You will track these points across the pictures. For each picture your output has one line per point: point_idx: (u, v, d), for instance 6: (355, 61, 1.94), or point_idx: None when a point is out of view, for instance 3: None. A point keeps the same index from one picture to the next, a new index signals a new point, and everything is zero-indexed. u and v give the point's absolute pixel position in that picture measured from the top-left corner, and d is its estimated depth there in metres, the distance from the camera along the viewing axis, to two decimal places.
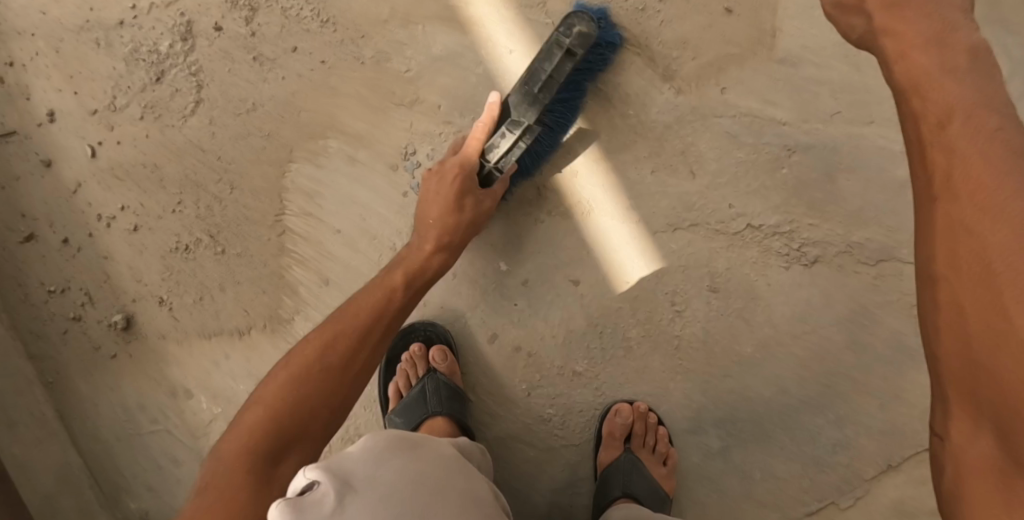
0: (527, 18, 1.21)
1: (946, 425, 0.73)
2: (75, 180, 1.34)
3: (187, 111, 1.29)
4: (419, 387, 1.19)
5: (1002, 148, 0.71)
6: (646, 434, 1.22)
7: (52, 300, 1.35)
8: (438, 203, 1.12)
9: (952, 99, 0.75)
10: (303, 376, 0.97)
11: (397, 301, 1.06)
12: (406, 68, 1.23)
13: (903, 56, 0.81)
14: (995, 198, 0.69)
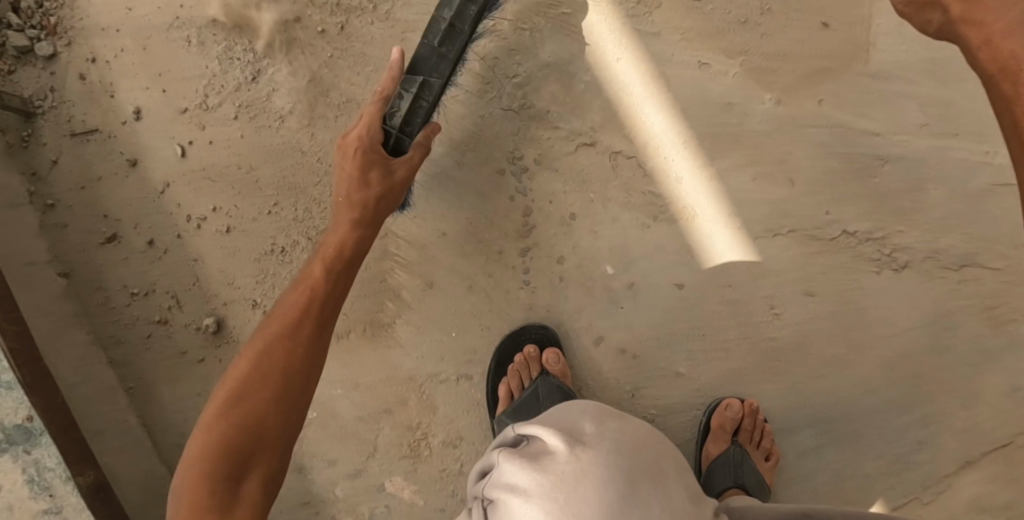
0: (634, 29, 1.24)
1: None
2: (163, 181, 1.31)
3: (285, 113, 1.29)
4: (533, 389, 1.22)
5: None
6: (754, 429, 1.25)
7: (135, 303, 1.31)
8: (359, 210, 1.04)
9: None
10: (247, 431, 0.91)
11: (307, 322, 0.98)
12: (514, 74, 1.24)
13: (988, 41, 0.82)
14: None
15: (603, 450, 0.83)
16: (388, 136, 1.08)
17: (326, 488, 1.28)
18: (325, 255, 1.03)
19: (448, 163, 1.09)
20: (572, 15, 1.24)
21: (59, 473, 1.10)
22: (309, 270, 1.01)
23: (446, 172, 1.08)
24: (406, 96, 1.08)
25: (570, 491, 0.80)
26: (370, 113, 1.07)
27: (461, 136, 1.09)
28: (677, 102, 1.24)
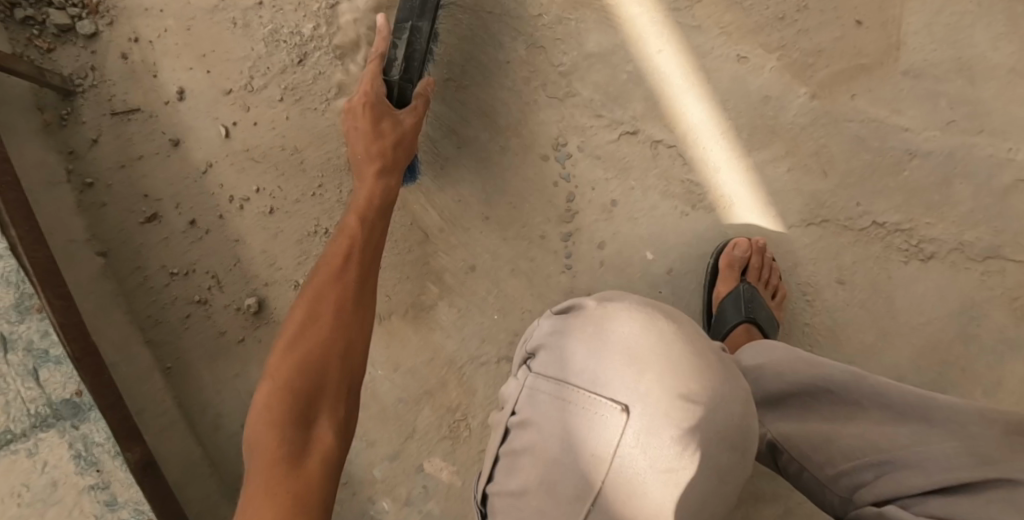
0: (677, 21, 1.27)
1: None
2: (206, 161, 1.32)
3: (330, 95, 1.30)
4: None
5: None
6: (761, 269, 1.26)
7: (174, 283, 1.32)
8: (362, 130, 1.10)
9: None
10: (292, 397, 0.86)
11: (353, 253, 1.01)
12: (559, 63, 1.26)
13: None
14: None
15: (627, 301, 0.92)
16: (392, 88, 1.14)
17: (366, 468, 1.29)
18: (357, 207, 1.06)
19: (399, 62, 1.14)
20: (617, 6, 1.26)
21: (108, 448, 1.10)
22: (344, 223, 1.05)
23: (398, 58, 1.13)
24: (405, 49, 1.14)
25: (600, 327, 0.88)
26: (373, 70, 1.13)
27: (415, 27, 1.13)
28: (717, 94, 1.28)
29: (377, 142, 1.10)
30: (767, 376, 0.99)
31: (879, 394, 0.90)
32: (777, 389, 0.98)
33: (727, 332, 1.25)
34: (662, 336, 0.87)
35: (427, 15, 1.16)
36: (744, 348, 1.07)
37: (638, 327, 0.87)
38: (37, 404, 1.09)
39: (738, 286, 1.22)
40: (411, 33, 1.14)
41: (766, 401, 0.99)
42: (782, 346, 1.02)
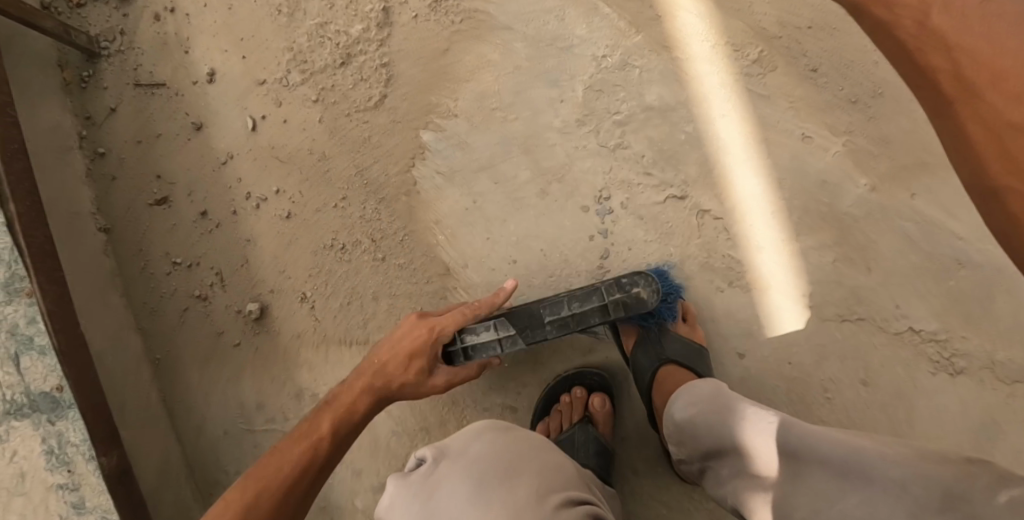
0: (745, 86, 1.20)
1: None
2: (226, 151, 1.25)
3: (371, 104, 1.21)
4: (569, 434, 1.16)
5: None
6: (658, 303, 1.18)
7: (176, 273, 1.26)
8: (400, 351, 1.00)
9: None
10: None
11: (359, 412, 0.98)
12: (616, 110, 1.19)
13: None
14: None
15: (470, 452, 0.87)
16: (453, 352, 1.04)
17: (348, 497, 1.23)
18: (367, 374, 1.00)
19: (480, 338, 1.04)
20: (687, 62, 1.19)
21: (82, 450, 1.04)
22: (350, 385, 1.00)
23: (485, 331, 1.04)
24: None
25: (425, 499, 0.83)
26: (456, 318, 1.00)
27: (511, 329, 1.05)
28: (775, 170, 1.20)
29: (395, 379, 0.99)
30: (702, 427, 0.96)
31: (810, 449, 0.83)
32: (717, 444, 0.94)
33: (649, 380, 1.14)
34: (485, 504, 0.80)
35: (537, 284, 1.07)
36: (672, 399, 1.04)
37: (469, 490, 0.82)
38: (14, 391, 1.04)
39: (643, 332, 1.16)
40: (528, 327, 1.06)
41: (713, 457, 0.96)
42: (707, 394, 0.99)
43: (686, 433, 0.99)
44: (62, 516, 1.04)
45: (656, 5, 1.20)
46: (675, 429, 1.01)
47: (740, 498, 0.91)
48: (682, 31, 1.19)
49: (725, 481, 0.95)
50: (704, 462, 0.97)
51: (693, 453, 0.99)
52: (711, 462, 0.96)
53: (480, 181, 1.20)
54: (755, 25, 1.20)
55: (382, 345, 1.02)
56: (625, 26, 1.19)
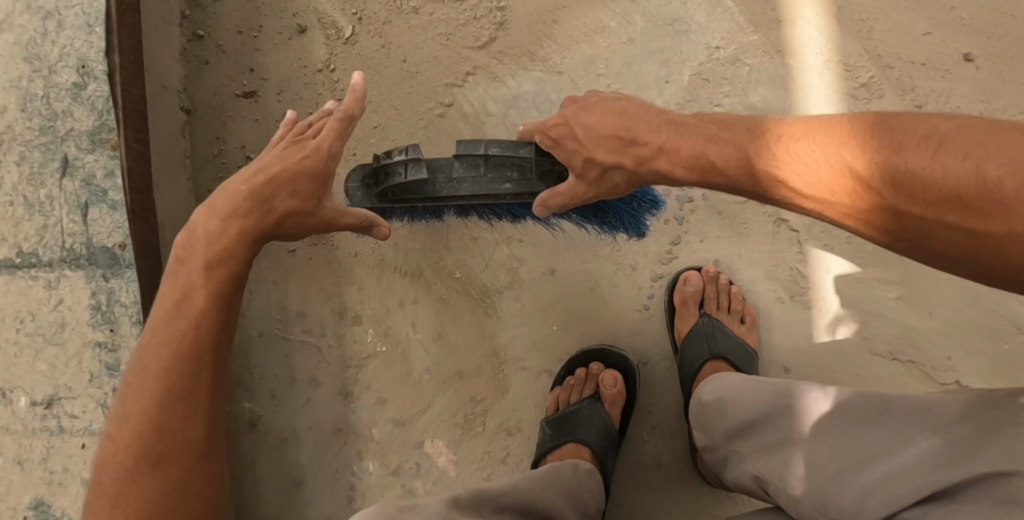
0: (848, 107, 1.19)
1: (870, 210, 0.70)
2: (325, 60, 1.23)
3: (478, 43, 1.20)
4: (576, 408, 1.14)
5: (806, 151, 0.75)
6: (719, 298, 1.18)
7: (247, 168, 1.25)
8: (233, 200, 0.95)
9: (786, 170, 0.77)
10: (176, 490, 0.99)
11: (204, 319, 0.96)
12: (719, 103, 1.19)
13: (784, 158, 0.77)
14: (809, 159, 0.75)
15: None
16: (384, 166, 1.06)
17: (366, 424, 1.24)
18: (177, 290, 0.96)
19: (396, 159, 1.03)
20: (798, 72, 1.19)
21: (129, 311, 1.07)
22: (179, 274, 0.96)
23: (402, 155, 1.02)
24: (404, 156, 1.03)
25: None
26: (336, 126, 0.99)
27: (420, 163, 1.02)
28: None
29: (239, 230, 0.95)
30: (731, 402, 0.93)
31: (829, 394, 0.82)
32: (745, 415, 0.91)
33: (694, 370, 1.14)
34: None
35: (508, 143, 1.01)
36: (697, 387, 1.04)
37: None
38: (76, 241, 1.06)
39: (701, 322, 1.15)
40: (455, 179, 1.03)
41: (738, 433, 0.91)
42: (736, 376, 0.98)
43: (712, 410, 0.96)
44: (95, 374, 1.08)
45: (780, 8, 1.19)
46: (697, 412, 1.00)
47: (764, 470, 0.86)
48: (799, 39, 1.19)
49: (748, 458, 0.89)
50: (724, 441, 0.94)
51: (717, 431, 0.95)
52: (734, 438, 0.92)
53: None
54: (871, 50, 1.19)
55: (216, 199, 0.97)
56: (745, 23, 1.19)
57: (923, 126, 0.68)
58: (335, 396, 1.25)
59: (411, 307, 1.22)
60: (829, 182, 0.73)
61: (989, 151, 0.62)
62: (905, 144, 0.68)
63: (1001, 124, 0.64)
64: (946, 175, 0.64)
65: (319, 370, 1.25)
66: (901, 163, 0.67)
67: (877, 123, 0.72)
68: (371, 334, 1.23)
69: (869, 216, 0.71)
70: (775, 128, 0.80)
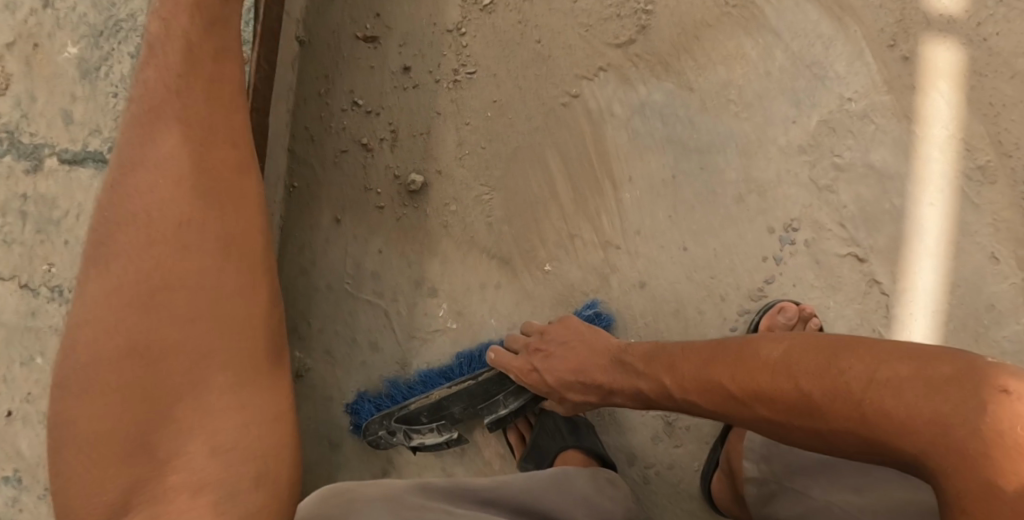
0: (962, 187, 1.18)
1: (792, 428, 0.77)
2: (458, 22, 1.18)
3: (617, 42, 1.18)
4: (539, 424, 1.16)
5: (723, 367, 0.83)
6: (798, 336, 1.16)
7: (351, 113, 1.19)
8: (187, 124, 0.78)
9: (696, 389, 0.87)
10: (142, 356, 0.74)
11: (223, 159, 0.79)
12: (841, 155, 1.19)
13: (686, 395, 0.88)
14: (725, 370, 0.83)
15: None
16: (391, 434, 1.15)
17: None
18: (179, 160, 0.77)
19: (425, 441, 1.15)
20: (921, 142, 1.18)
21: None
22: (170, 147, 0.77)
23: (432, 435, 1.14)
24: (434, 433, 1.14)
25: None
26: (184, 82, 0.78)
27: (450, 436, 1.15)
28: (954, 275, 1.18)
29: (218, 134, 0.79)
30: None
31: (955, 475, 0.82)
32: (820, 458, 0.95)
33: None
34: None
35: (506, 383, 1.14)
36: None
37: None
38: None
39: None
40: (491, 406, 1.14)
41: (810, 472, 0.95)
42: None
43: (775, 447, 1.00)
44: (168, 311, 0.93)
45: (917, 74, 1.18)
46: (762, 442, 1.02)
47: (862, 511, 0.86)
48: (927, 109, 1.18)
49: (819, 493, 0.92)
50: (789, 475, 0.97)
51: (779, 466, 0.99)
52: (801, 473, 0.96)
53: (686, 160, 1.19)
54: (993, 135, 1.18)
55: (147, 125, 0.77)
56: (880, 82, 1.18)
57: (761, 357, 0.80)
58: (392, 364, 1.20)
59: (492, 291, 1.19)
60: (739, 397, 0.81)
61: (846, 381, 0.71)
62: (778, 370, 0.77)
63: (891, 349, 0.71)
64: (844, 411, 0.71)
65: (380, 333, 1.20)
66: (794, 394, 0.75)
67: (724, 405, 0.83)
68: (444, 309, 1.20)
69: (795, 436, 0.77)
70: (700, 353, 0.88)
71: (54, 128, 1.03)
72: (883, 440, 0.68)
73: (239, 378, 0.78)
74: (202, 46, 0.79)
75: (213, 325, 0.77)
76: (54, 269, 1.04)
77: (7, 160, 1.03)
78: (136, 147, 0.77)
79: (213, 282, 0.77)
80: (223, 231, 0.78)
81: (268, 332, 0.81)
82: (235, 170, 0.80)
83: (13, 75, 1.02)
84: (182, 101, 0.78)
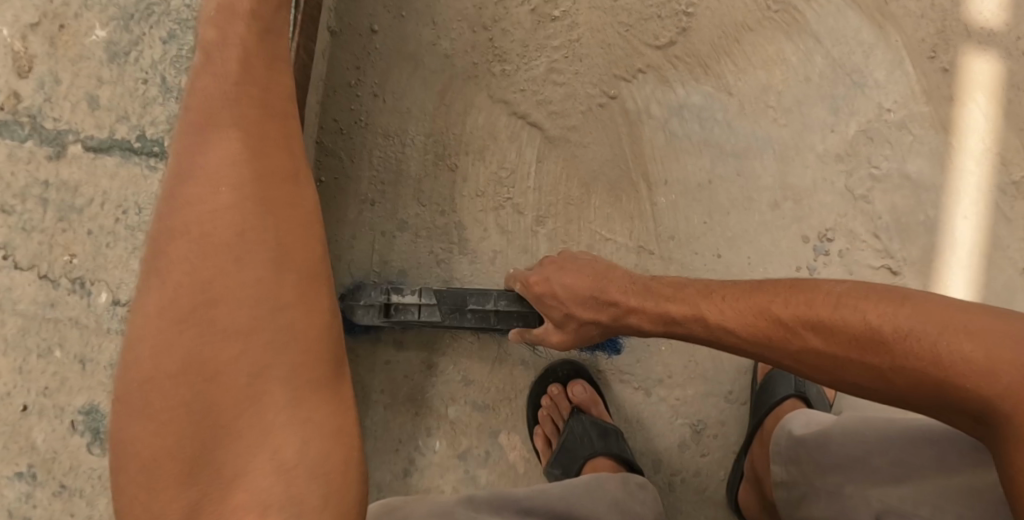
0: (995, 201, 1.17)
1: (851, 376, 0.70)
2: (494, 16, 1.15)
3: (656, 42, 1.16)
4: (567, 430, 1.12)
5: (779, 293, 0.75)
6: None
7: (382, 106, 1.16)
8: (242, 105, 0.66)
9: (733, 315, 0.77)
10: (195, 379, 0.61)
11: (281, 150, 0.67)
12: (878, 165, 1.17)
13: (717, 328, 0.79)
14: (783, 294, 0.75)
15: None
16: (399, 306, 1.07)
17: (444, 400, 1.17)
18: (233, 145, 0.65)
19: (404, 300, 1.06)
20: (958, 153, 1.17)
21: None
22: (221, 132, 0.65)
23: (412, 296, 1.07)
24: (415, 294, 1.07)
25: None
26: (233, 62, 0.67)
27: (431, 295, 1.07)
28: (985, 288, 1.17)
29: (274, 121, 0.67)
30: (835, 436, 0.94)
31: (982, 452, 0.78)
32: (858, 452, 0.90)
33: (777, 401, 1.10)
34: None
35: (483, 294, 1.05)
36: (789, 419, 1.04)
37: None
38: None
39: None
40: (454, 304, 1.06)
41: (845, 467, 0.90)
42: (834, 417, 0.99)
43: (806, 447, 0.97)
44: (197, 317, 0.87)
45: (955, 86, 1.17)
46: (791, 444, 1.00)
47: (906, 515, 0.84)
48: (965, 121, 1.17)
49: (855, 491, 0.87)
50: (821, 474, 0.93)
51: (811, 465, 0.95)
52: (835, 470, 0.92)
53: (724, 165, 1.18)
54: None
55: (194, 112, 0.65)
56: (918, 91, 1.17)
57: (824, 291, 0.73)
58: (417, 363, 1.17)
59: None
60: (790, 335, 0.73)
61: (915, 321, 0.66)
62: (838, 305, 0.71)
63: (960, 305, 0.67)
64: (932, 352, 0.65)
65: (405, 332, 1.17)
66: (858, 328, 0.69)
67: (763, 333, 0.75)
68: None
69: (852, 385, 0.71)
70: (743, 282, 0.80)
71: (78, 112, 0.94)
72: (948, 388, 0.64)
73: (303, 399, 0.64)
74: (258, 56, 0.68)
75: (275, 343, 0.63)
76: (75, 260, 0.93)
77: (29, 145, 0.93)
78: (188, 149, 0.65)
79: (276, 296, 0.64)
80: (281, 237, 0.65)
81: (332, 345, 0.66)
82: (291, 173, 0.67)
83: (36, 56, 0.93)
84: (238, 96, 0.66)
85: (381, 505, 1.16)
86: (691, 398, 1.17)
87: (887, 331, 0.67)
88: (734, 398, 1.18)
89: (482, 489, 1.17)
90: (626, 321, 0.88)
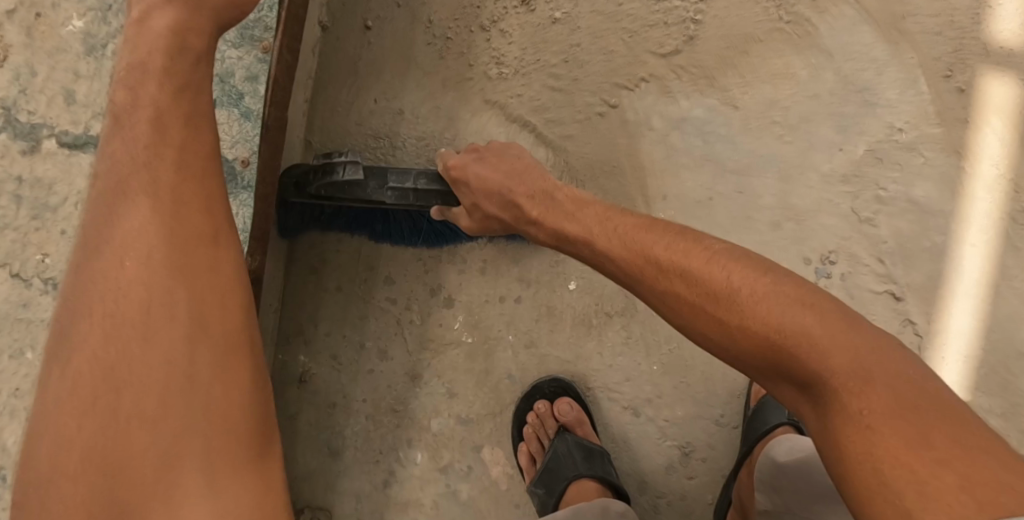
0: (1006, 229, 1.12)
1: (675, 301, 0.72)
2: (492, 16, 1.11)
3: (660, 51, 1.11)
4: (551, 449, 1.10)
5: (657, 229, 0.77)
6: None
7: (373, 108, 1.12)
8: (155, 181, 0.65)
9: (590, 234, 0.81)
10: (102, 464, 0.60)
11: (194, 221, 0.66)
12: (885, 188, 1.13)
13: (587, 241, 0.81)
14: (656, 226, 0.78)
15: None
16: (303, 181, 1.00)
17: (426, 412, 1.15)
18: (141, 219, 0.64)
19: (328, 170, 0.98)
20: (968, 178, 1.12)
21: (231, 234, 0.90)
22: (128, 203, 0.65)
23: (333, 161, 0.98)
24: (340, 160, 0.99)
25: None
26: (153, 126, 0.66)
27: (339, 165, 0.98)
28: (990, 318, 1.12)
29: (187, 190, 0.66)
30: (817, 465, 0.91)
31: None
32: None
33: (768, 429, 1.06)
34: None
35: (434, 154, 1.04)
36: (771, 445, 1.00)
37: None
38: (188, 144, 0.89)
39: None
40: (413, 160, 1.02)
41: (824, 496, 0.88)
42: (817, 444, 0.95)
43: (787, 475, 0.93)
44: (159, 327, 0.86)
45: (971, 107, 1.12)
46: (772, 471, 0.96)
47: None
48: (978, 144, 1.12)
49: None
50: (803, 504, 0.90)
51: (791, 493, 0.92)
52: (815, 499, 0.89)
53: (725, 182, 1.14)
54: None
55: (107, 186, 0.66)
56: (931, 113, 1.12)
57: (704, 244, 0.74)
58: (401, 374, 1.14)
59: (510, 306, 1.14)
60: (648, 260, 0.75)
61: (776, 308, 0.66)
62: (713, 263, 0.71)
63: (826, 297, 0.67)
64: (782, 327, 0.65)
65: (391, 342, 1.14)
66: (724, 285, 0.69)
67: (637, 271, 0.75)
68: (459, 321, 1.14)
69: (698, 335, 0.71)
70: (637, 221, 0.79)
71: (54, 106, 0.89)
72: (794, 365, 0.64)
73: (215, 477, 0.61)
74: (185, 109, 0.68)
75: (186, 419, 0.62)
76: (49, 260, 0.88)
77: (1, 140, 0.87)
78: (103, 224, 0.65)
79: (184, 372, 0.62)
80: (193, 308, 0.64)
81: (250, 423, 0.64)
82: (210, 237, 0.66)
83: (12, 46, 0.88)
84: (150, 167, 0.66)
85: (360, 514, 1.14)
86: (680, 420, 1.14)
87: (739, 287, 0.69)
88: (724, 421, 1.14)
89: (463, 504, 1.15)
90: (530, 227, 0.90)
